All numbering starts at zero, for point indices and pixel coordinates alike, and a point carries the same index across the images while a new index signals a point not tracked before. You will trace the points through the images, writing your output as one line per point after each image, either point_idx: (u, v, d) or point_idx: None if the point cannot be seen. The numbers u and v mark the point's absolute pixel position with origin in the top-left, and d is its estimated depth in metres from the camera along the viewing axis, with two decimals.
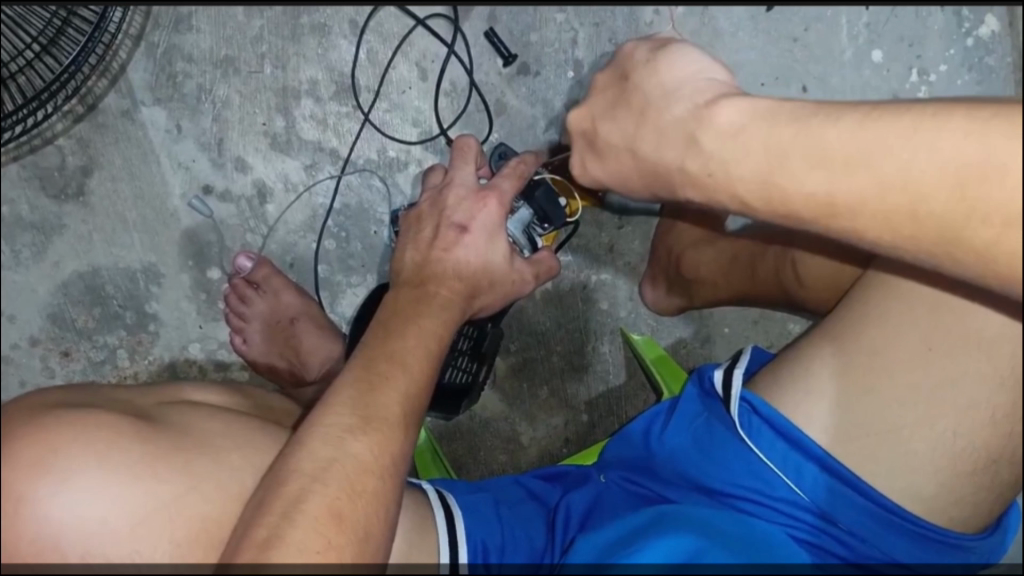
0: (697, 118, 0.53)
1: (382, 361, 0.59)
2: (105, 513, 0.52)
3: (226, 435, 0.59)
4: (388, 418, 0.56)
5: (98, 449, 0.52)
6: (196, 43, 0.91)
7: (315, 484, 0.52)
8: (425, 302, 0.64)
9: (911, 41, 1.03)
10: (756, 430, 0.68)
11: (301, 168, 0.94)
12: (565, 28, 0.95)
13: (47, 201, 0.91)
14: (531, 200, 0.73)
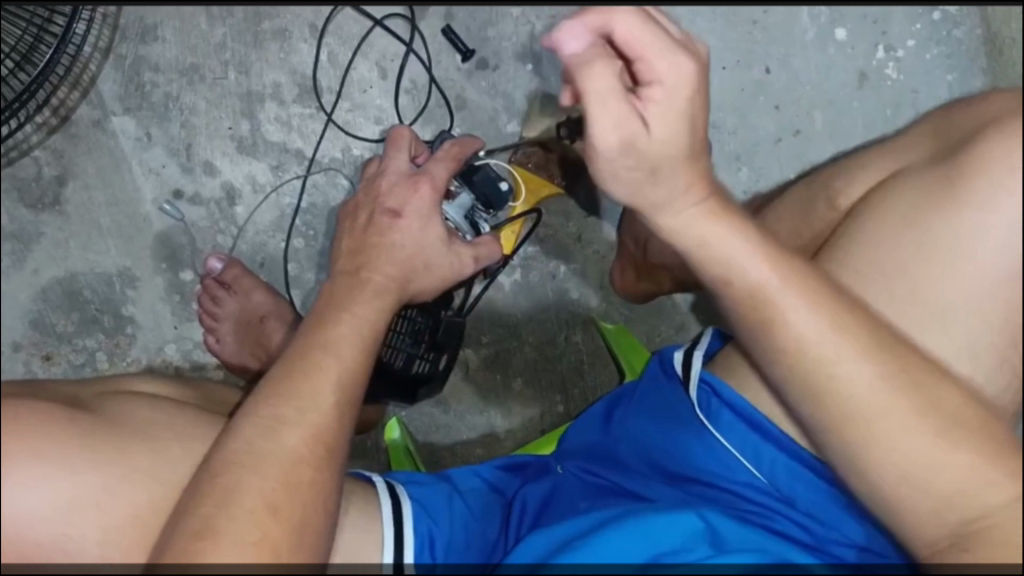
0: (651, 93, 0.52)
1: (315, 349, 0.61)
2: (37, 499, 0.56)
3: (166, 423, 0.62)
4: (320, 404, 0.58)
5: (30, 441, 0.57)
6: (162, 52, 0.95)
7: (251, 474, 0.54)
8: (359, 288, 0.67)
9: (876, 18, 1.02)
10: (717, 413, 0.69)
11: (268, 169, 0.96)
12: (522, 22, 0.97)
13: (25, 210, 0.95)
14: (471, 187, 0.82)
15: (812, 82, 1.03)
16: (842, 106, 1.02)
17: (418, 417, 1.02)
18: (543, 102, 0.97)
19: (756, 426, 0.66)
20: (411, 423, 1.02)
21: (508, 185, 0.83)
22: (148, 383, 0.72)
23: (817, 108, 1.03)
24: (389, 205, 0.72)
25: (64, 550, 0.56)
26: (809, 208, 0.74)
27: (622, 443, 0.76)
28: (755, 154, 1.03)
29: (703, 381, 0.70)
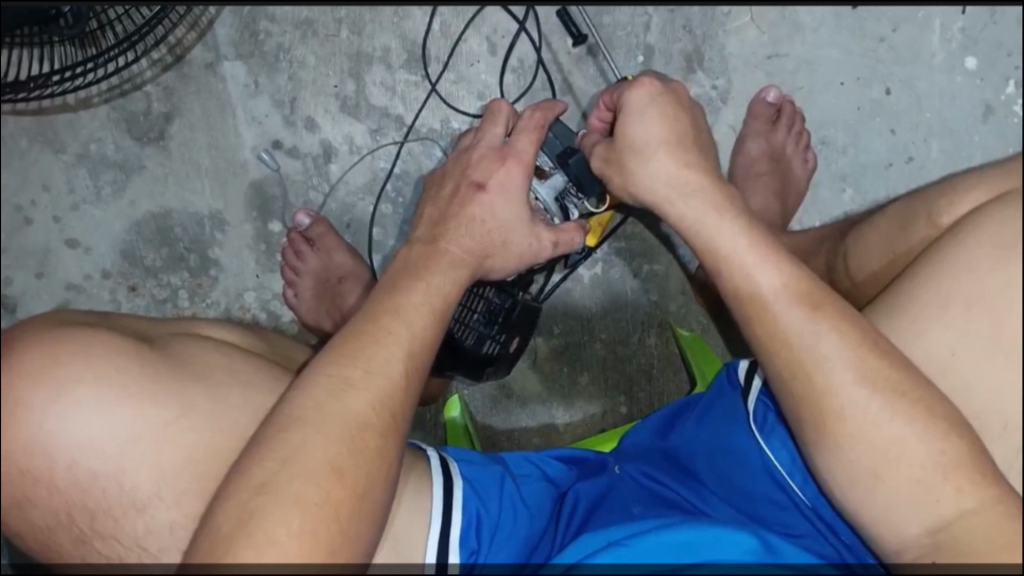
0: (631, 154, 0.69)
1: (386, 315, 0.62)
2: (97, 430, 0.57)
3: (230, 369, 0.64)
4: (391, 375, 0.59)
5: (99, 367, 0.58)
6: (279, 4, 0.95)
7: (316, 436, 0.55)
8: (436, 258, 0.68)
9: (1010, 50, 0.97)
10: (770, 427, 0.69)
11: (367, 132, 0.97)
12: (639, 13, 0.96)
13: (129, 142, 0.96)
14: (567, 168, 0.78)
15: (932, 108, 0.98)
16: (962, 137, 0.97)
17: (481, 397, 1.02)
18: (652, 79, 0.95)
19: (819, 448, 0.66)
20: (472, 400, 1.02)
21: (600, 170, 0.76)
22: (215, 328, 0.74)
23: (934, 137, 0.98)
24: (484, 182, 0.72)
25: (118, 481, 0.57)
26: (909, 222, 0.71)
27: (681, 451, 0.77)
28: (864, 177, 0.98)
29: (763, 395, 0.71)
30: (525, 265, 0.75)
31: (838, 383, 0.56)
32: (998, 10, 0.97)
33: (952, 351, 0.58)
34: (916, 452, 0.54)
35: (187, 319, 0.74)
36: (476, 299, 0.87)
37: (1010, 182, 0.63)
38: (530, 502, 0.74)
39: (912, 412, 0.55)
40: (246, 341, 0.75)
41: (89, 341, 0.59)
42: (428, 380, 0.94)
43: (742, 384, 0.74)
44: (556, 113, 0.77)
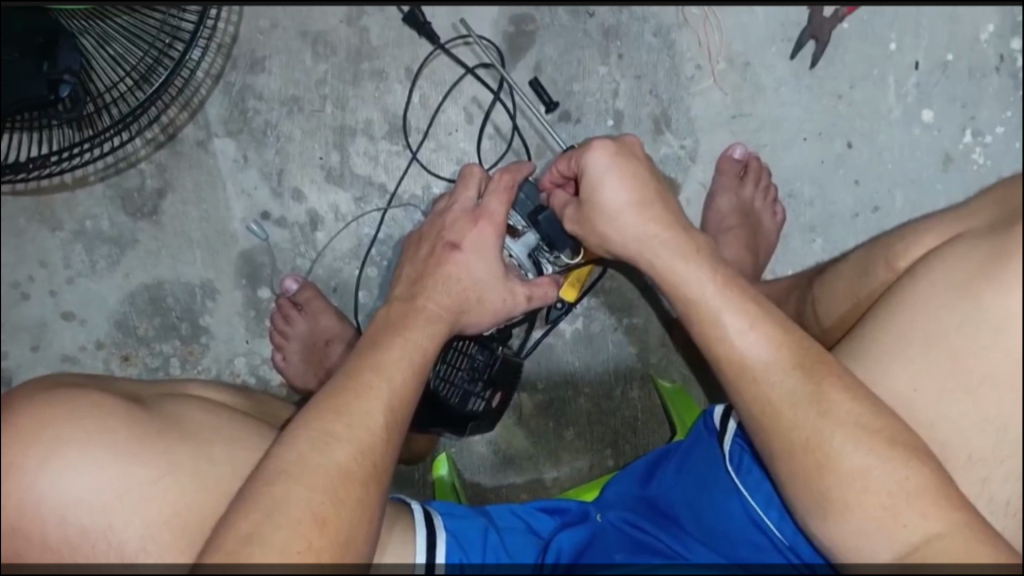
0: (598, 210, 0.72)
1: (368, 370, 0.64)
2: (85, 489, 0.58)
3: (216, 427, 0.66)
4: (371, 427, 0.61)
5: (87, 425, 0.60)
6: (266, 83, 0.99)
7: (299, 487, 0.56)
8: (413, 316, 0.71)
9: (963, 102, 1.01)
10: (747, 469, 0.71)
11: (351, 200, 1.01)
12: (607, 80, 1.01)
13: (124, 217, 1.00)
14: (538, 227, 0.80)
15: (894, 160, 1.02)
16: (924, 186, 1.01)
17: (467, 455, 1.02)
18: None
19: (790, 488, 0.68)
20: (459, 458, 1.02)
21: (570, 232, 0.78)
22: (205, 390, 0.76)
23: (898, 187, 1.02)
24: (459, 242, 0.75)
25: (106, 538, 0.58)
26: (869, 268, 0.74)
27: (660, 497, 0.77)
28: (832, 227, 1.02)
29: (737, 437, 0.73)
30: (502, 318, 0.77)
31: (801, 419, 0.58)
32: (949, 66, 1.02)
33: (913, 386, 0.60)
34: (881, 479, 0.55)
35: (180, 383, 0.76)
36: (460, 355, 0.90)
37: (960, 220, 0.65)
38: (515, 557, 0.75)
39: (875, 442, 0.56)
40: (234, 401, 0.77)
41: (80, 400, 0.61)
42: (415, 439, 0.95)
43: (718, 429, 0.75)
44: (524, 173, 0.79)
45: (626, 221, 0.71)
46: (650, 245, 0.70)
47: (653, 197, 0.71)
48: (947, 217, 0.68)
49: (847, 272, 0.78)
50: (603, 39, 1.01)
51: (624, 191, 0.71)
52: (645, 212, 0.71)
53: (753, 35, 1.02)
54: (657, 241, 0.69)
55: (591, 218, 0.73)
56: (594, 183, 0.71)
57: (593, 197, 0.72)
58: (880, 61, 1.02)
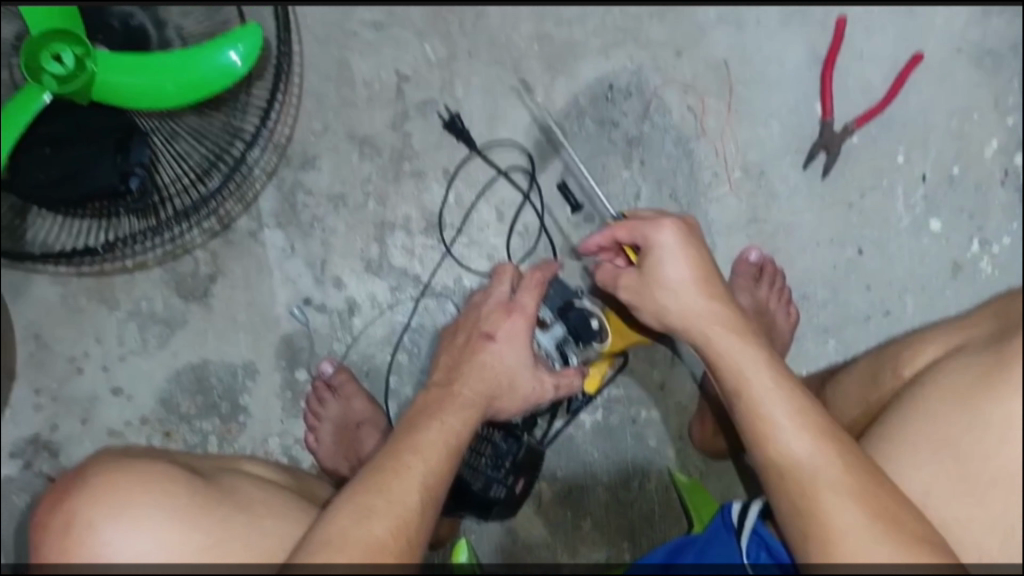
0: (659, 279, 0.81)
1: (408, 451, 0.69)
2: (146, 548, 0.63)
3: (265, 502, 0.71)
4: (408, 504, 0.65)
5: (154, 488, 0.65)
6: (316, 179, 1.07)
7: (341, 556, 0.60)
8: (450, 401, 0.75)
9: (971, 214, 1.07)
10: (761, 563, 0.74)
11: (387, 290, 1.08)
12: (631, 185, 1.07)
13: (176, 300, 1.07)
14: (565, 320, 0.89)
15: (903, 267, 1.07)
16: (931, 293, 1.07)
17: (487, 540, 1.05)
18: None
19: None
20: (480, 542, 1.05)
21: (598, 321, 0.88)
22: (255, 467, 0.81)
23: (907, 293, 1.07)
24: (495, 332, 0.81)
25: None
26: (878, 372, 0.78)
27: None
28: (843, 329, 1.07)
29: (757, 533, 0.76)
30: (530, 405, 0.82)
31: (824, 495, 0.61)
32: (956, 180, 1.07)
33: (926, 491, 0.62)
34: (895, 560, 0.58)
35: (233, 459, 0.81)
36: (484, 443, 0.94)
37: (962, 331, 0.70)
38: None
39: (890, 523, 0.59)
40: (280, 478, 0.82)
41: (151, 467, 0.67)
42: (439, 522, 0.98)
43: (737, 525, 0.78)
44: (553, 271, 0.87)
45: (682, 296, 0.80)
46: (704, 312, 0.78)
47: (711, 281, 0.80)
48: (948, 328, 0.74)
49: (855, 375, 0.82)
50: (627, 146, 1.07)
51: (680, 262, 0.81)
52: (699, 290, 0.80)
53: (770, 145, 1.07)
54: (709, 309, 0.78)
55: (649, 286, 0.82)
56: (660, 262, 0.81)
57: (654, 273, 0.82)
58: (889, 172, 1.07)
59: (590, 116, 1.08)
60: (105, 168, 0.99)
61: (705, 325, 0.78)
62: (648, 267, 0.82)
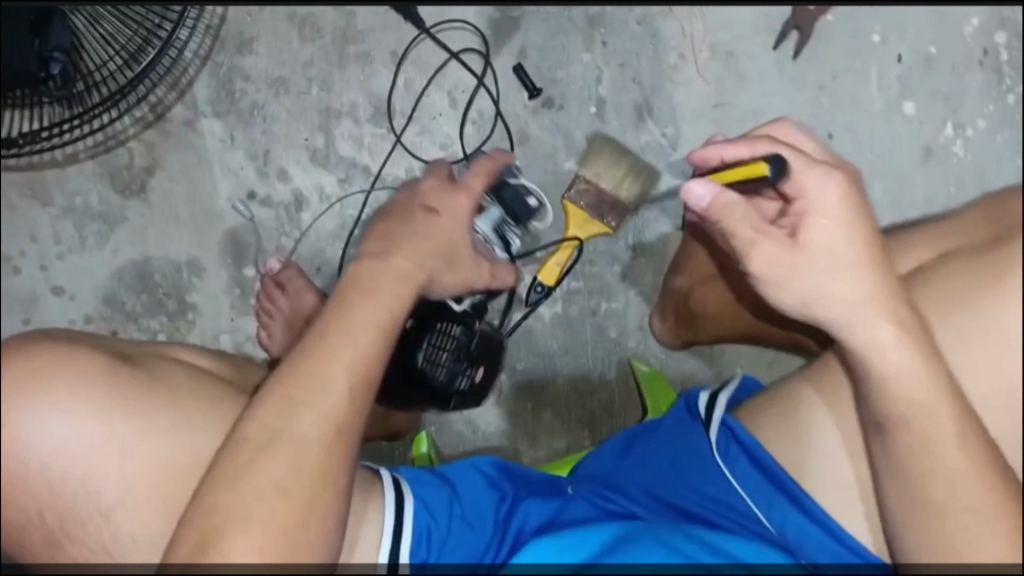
0: (805, 236, 0.61)
1: (335, 332, 0.65)
2: (68, 439, 0.62)
3: (197, 388, 0.69)
4: (333, 391, 0.63)
5: (67, 379, 0.63)
6: (254, 64, 1.02)
7: (263, 454, 0.61)
8: (382, 276, 0.68)
9: (947, 95, 1.02)
10: (733, 458, 0.74)
11: (336, 181, 1.02)
12: (590, 67, 1.02)
13: (113, 194, 1.02)
14: (501, 202, 0.89)
15: (876, 151, 1.03)
16: (904, 179, 1.03)
17: (446, 432, 1.05)
18: (601, 141, 1.01)
19: (767, 472, 0.71)
20: (439, 437, 1.04)
21: (535, 199, 0.90)
22: (193, 354, 0.78)
23: (879, 179, 1.03)
24: (430, 207, 0.77)
25: (85, 489, 0.62)
26: None
27: (633, 474, 0.79)
28: None
29: (724, 427, 0.75)
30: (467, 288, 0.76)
31: (934, 422, 0.57)
32: (932, 60, 1.02)
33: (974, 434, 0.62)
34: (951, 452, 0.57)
35: (166, 343, 0.77)
36: (444, 337, 0.91)
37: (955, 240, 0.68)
38: (477, 521, 0.76)
39: (1001, 502, 0.57)
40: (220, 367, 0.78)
41: (70, 358, 0.64)
42: (392, 418, 0.97)
43: (703, 417, 0.77)
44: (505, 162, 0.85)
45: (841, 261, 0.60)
46: (838, 246, 0.60)
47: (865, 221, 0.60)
48: (929, 232, 0.72)
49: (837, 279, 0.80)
50: (588, 27, 1.02)
51: (796, 202, 0.62)
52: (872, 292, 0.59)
53: (737, 25, 1.02)
54: (872, 327, 0.58)
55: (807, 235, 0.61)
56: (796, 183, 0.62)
57: (818, 242, 0.60)
58: (863, 53, 1.03)
59: None
60: (24, 54, 0.87)
61: (796, 276, 0.61)
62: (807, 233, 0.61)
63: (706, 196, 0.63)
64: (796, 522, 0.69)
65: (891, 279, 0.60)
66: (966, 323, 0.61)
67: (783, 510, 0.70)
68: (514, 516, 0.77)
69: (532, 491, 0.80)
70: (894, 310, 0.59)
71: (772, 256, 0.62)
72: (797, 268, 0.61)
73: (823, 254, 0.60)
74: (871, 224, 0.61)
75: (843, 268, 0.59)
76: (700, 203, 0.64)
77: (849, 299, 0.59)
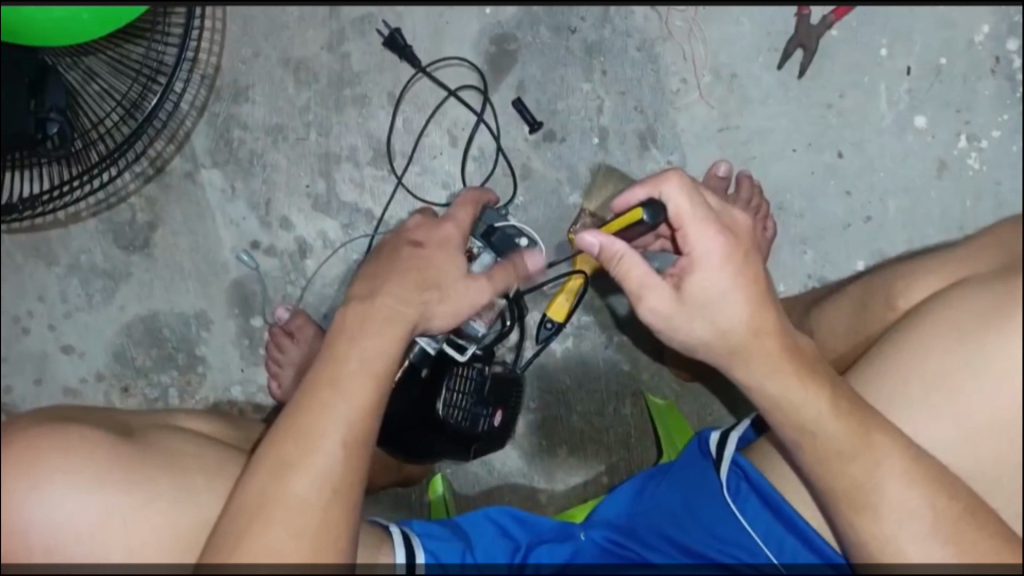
0: (693, 275, 0.62)
1: (323, 386, 0.62)
2: (73, 517, 0.61)
3: (198, 455, 0.68)
4: (329, 450, 0.61)
5: (69, 458, 0.62)
6: (251, 112, 1.01)
7: (261, 522, 0.59)
8: (370, 319, 0.65)
9: (959, 107, 0.99)
10: (744, 497, 0.71)
11: (339, 227, 1.01)
12: (591, 98, 1.00)
13: (117, 251, 1.02)
14: (491, 247, 0.82)
15: (888, 166, 1.00)
16: (918, 194, 0.99)
17: (462, 474, 1.04)
18: (606, 174, 0.99)
19: (781, 517, 0.69)
20: (454, 478, 1.04)
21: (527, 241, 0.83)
22: (193, 419, 0.79)
23: (890, 196, 0.99)
24: (417, 238, 0.71)
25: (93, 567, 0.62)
26: (869, 307, 0.75)
27: (645, 517, 0.76)
28: (822, 240, 1.00)
29: (734, 465, 0.73)
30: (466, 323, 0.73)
31: (860, 467, 0.59)
32: (942, 71, 0.99)
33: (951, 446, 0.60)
34: (869, 464, 0.59)
35: (167, 413, 0.79)
36: (461, 380, 0.89)
37: (958, 269, 0.66)
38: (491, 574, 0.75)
39: (946, 537, 0.57)
40: (219, 429, 0.80)
41: (71, 434, 0.63)
42: (405, 466, 0.97)
43: (714, 455, 0.75)
44: (489, 202, 0.81)
45: (728, 307, 0.61)
46: (711, 296, 0.62)
47: (747, 262, 0.62)
48: (944, 256, 0.70)
49: (844, 310, 0.79)
50: (586, 55, 1.00)
51: (682, 231, 0.64)
52: (763, 332, 0.61)
53: (739, 47, 1.00)
54: (757, 368, 0.61)
55: (688, 278, 0.63)
56: (678, 223, 0.64)
57: (700, 268, 0.62)
58: (870, 68, 1.00)
59: (542, 24, 1.01)
60: (20, 116, 0.83)
61: (682, 319, 0.63)
62: (698, 266, 0.62)
63: (596, 244, 0.65)
64: (808, 563, 0.68)
65: (776, 317, 0.62)
66: (946, 369, 0.60)
67: (794, 552, 0.68)
68: (529, 566, 0.75)
69: (545, 539, 0.78)
70: (811, 369, 0.61)
71: (656, 299, 0.63)
72: (687, 312, 0.63)
73: (701, 310, 0.62)
74: (757, 286, 0.62)
75: (723, 298, 0.61)
76: (591, 251, 0.66)
77: (735, 343, 0.61)
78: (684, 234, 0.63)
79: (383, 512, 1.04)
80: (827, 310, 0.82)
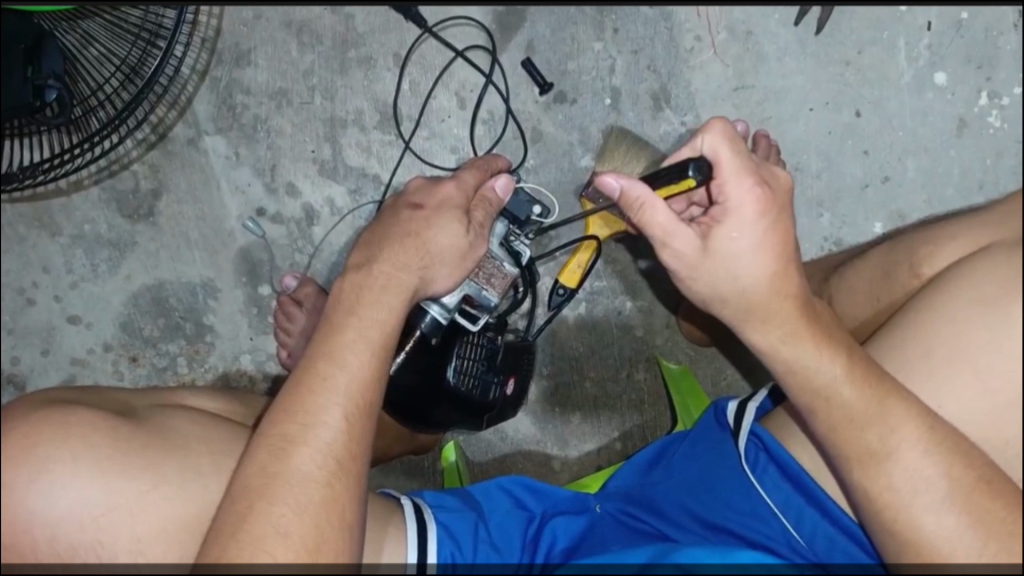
0: (720, 227, 0.60)
1: (323, 357, 0.62)
2: (74, 503, 0.60)
3: (200, 437, 0.68)
4: (329, 421, 0.60)
5: (70, 442, 0.61)
6: (254, 76, 0.99)
7: (263, 501, 0.57)
8: (366, 287, 0.66)
9: (980, 64, 0.96)
10: (762, 468, 0.70)
11: (347, 193, 0.99)
12: (602, 57, 0.97)
13: (122, 220, 1.00)
14: (505, 214, 0.82)
15: (907, 126, 0.97)
16: (938, 154, 0.97)
17: (475, 441, 1.03)
18: (618, 135, 0.96)
19: (799, 486, 0.67)
20: (467, 445, 1.03)
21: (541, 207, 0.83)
22: (199, 398, 0.79)
23: (909, 155, 0.97)
24: (418, 200, 0.71)
25: (96, 552, 0.61)
26: (890, 271, 0.73)
27: (662, 488, 0.76)
28: (838, 201, 0.98)
29: (752, 436, 0.71)
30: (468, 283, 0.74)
31: (874, 432, 0.57)
32: (963, 26, 0.96)
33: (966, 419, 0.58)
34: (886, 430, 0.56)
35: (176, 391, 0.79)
36: (471, 347, 0.86)
37: (985, 233, 0.64)
38: (503, 544, 0.74)
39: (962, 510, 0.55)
40: (222, 407, 0.79)
41: (70, 419, 0.62)
42: (416, 436, 0.97)
43: (732, 426, 0.73)
44: (499, 166, 0.80)
45: (748, 263, 0.60)
46: (734, 248, 0.60)
47: (779, 221, 0.60)
48: (970, 220, 0.68)
49: (867, 275, 0.77)
50: (597, 13, 0.97)
51: (716, 184, 0.61)
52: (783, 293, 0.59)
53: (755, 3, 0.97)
54: (775, 327, 0.59)
55: (715, 230, 0.60)
56: (716, 173, 0.61)
57: (729, 220, 0.60)
58: (890, 24, 0.97)
59: None
60: (16, 84, 0.78)
61: (703, 270, 0.61)
62: (725, 218, 0.60)
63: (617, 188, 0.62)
64: (826, 534, 0.66)
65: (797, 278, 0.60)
66: (971, 337, 0.57)
67: (812, 524, 0.67)
68: (542, 537, 0.75)
69: (562, 510, 0.78)
70: (825, 334, 0.59)
71: (681, 243, 0.61)
72: (707, 262, 0.61)
73: (723, 265, 0.60)
74: (783, 247, 0.60)
75: (745, 255, 0.60)
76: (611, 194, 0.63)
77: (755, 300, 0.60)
78: (720, 186, 0.60)
79: (396, 480, 1.04)
80: (846, 272, 0.80)
